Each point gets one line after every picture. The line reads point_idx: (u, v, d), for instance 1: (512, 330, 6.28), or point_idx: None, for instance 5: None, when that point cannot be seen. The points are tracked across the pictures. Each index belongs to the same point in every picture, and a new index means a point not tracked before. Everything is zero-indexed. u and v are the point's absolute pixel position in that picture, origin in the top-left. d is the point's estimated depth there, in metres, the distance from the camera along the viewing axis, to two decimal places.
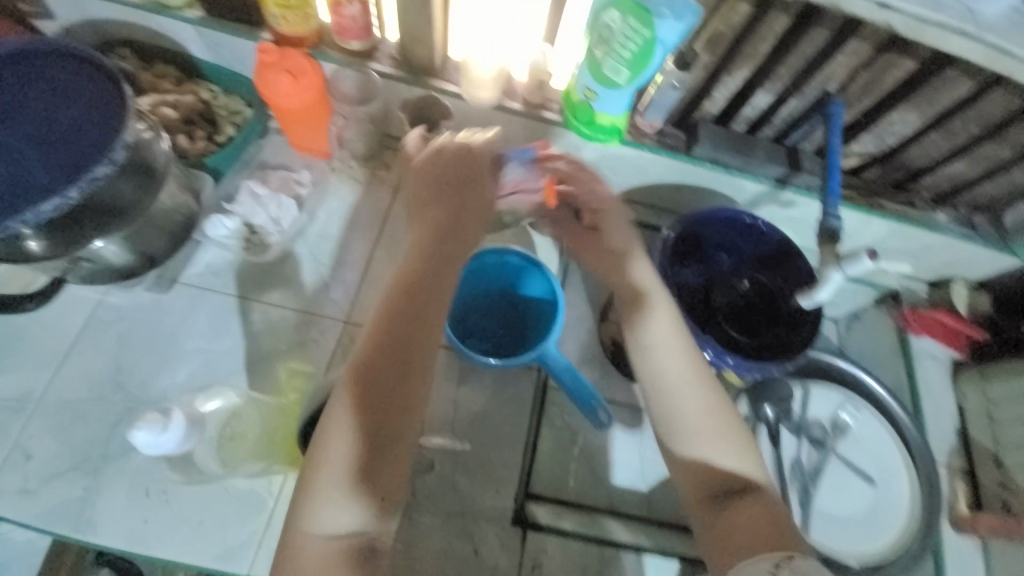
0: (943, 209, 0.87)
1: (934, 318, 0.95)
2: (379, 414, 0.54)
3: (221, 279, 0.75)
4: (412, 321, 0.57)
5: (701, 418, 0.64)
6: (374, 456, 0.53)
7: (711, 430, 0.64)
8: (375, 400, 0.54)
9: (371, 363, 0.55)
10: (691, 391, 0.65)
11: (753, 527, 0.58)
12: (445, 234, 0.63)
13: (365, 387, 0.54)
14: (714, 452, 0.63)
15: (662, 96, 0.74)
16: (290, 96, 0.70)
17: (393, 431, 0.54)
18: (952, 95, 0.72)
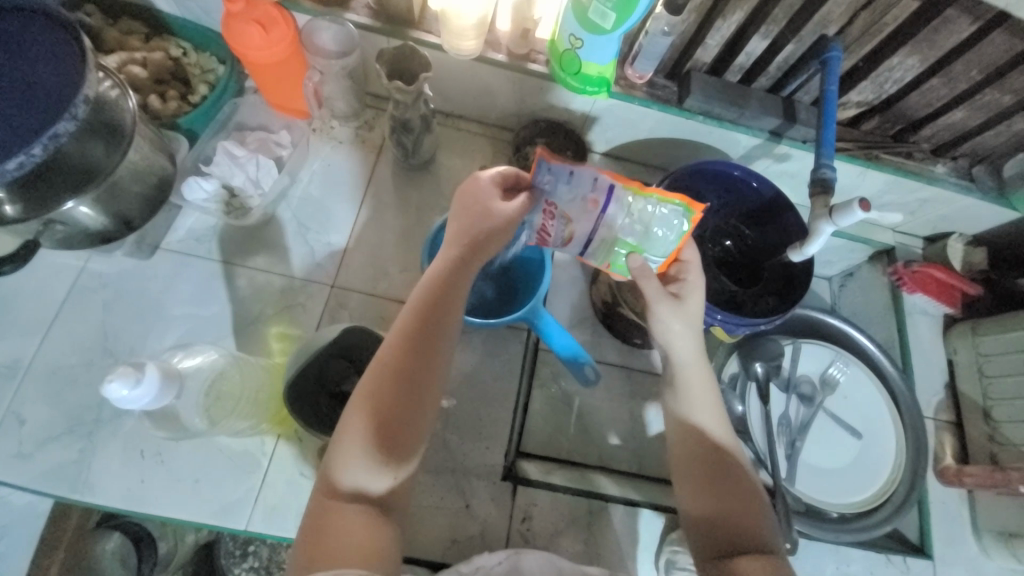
0: (941, 161, 0.85)
1: (927, 275, 0.92)
2: (401, 400, 0.53)
3: (205, 244, 0.74)
4: (429, 343, 0.55)
5: (714, 446, 0.61)
6: (394, 436, 0.52)
7: (719, 470, 0.60)
8: (397, 387, 0.53)
9: (388, 358, 0.54)
10: (706, 418, 0.62)
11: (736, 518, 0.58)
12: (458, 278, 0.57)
13: (383, 374, 0.54)
14: (720, 494, 0.59)
15: (652, 44, 0.71)
16: (261, 49, 0.67)
17: (413, 419, 0.53)
18: (954, 37, 0.68)
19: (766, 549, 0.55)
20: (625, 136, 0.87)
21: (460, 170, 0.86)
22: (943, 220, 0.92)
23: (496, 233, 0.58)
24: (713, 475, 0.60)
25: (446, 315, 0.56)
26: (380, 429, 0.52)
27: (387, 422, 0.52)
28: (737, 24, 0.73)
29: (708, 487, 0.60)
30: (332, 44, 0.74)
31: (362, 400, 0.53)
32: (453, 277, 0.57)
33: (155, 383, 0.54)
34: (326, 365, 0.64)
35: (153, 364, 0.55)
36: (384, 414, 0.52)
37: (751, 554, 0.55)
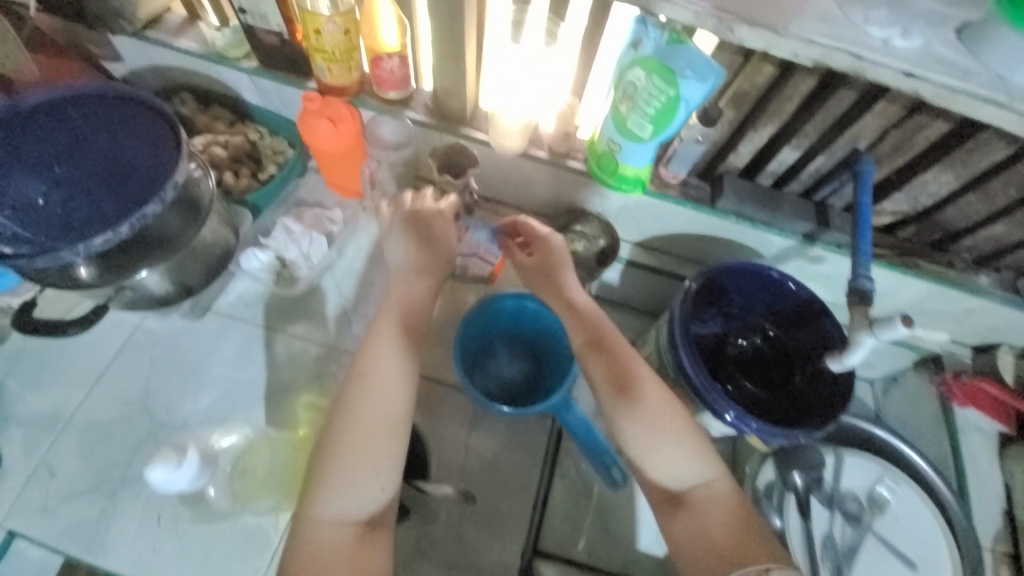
0: (984, 271, 0.84)
1: (979, 388, 0.89)
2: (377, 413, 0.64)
3: (251, 309, 0.78)
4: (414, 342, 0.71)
5: (676, 427, 0.65)
6: (345, 475, 0.61)
7: (683, 449, 0.65)
8: (350, 425, 0.63)
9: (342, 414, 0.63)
10: (661, 406, 0.66)
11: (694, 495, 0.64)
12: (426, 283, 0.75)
13: (340, 413, 0.63)
14: (686, 466, 0.64)
15: (686, 149, 0.76)
16: (330, 139, 0.76)
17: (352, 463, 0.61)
18: (987, 158, 0.70)
19: (732, 507, 0.63)
20: (656, 230, 0.89)
21: None
22: (992, 331, 0.89)
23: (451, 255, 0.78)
24: (678, 453, 0.64)
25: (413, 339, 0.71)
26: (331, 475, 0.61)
27: (340, 464, 0.61)
28: (769, 136, 0.77)
29: (674, 464, 0.65)
30: (389, 135, 0.80)
31: (323, 445, 0.63)
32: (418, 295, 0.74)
33: (191, 470, 0.59)
34: None
35: (194, 449, 0.60)
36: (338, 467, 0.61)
37: (719, 514, 0.62)
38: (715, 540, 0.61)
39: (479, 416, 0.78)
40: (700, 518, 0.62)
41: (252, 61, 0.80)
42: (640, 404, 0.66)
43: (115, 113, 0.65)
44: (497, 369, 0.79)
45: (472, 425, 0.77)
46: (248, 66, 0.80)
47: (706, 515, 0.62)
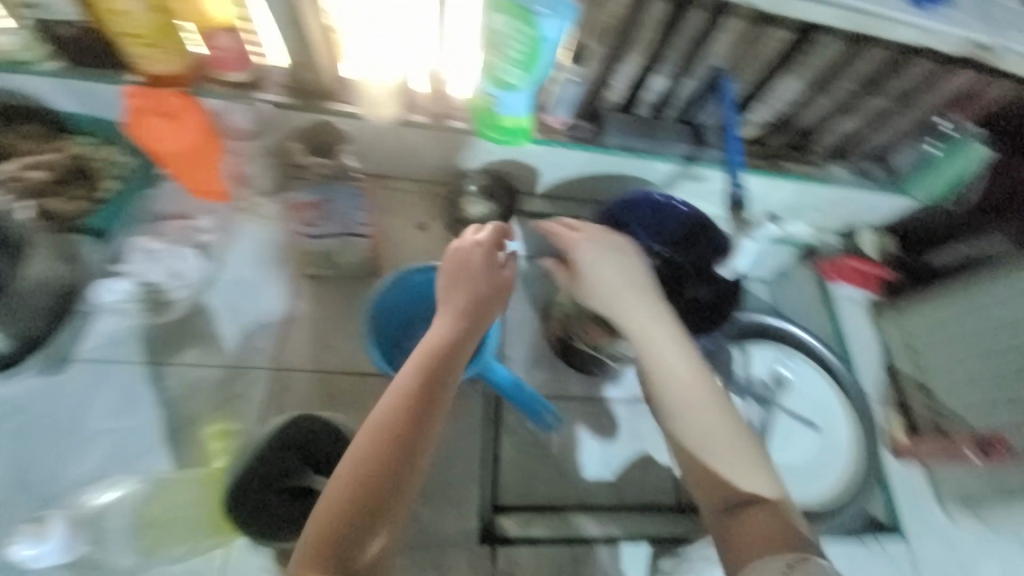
0: (839, 162, 0.94)
1: (846, 264, 1.01)
2: (383, 479, 0.48)
3: (123, 348, 0.69)
4: (434, 392, 0.52)
5: (717, 419, 0.58)
6: (368, 539, 0.47)
7: (733, 445, 0.57)
8: (383, 475, 0.48)
9: (358, 456, 0.49)
10: (706, 390, 0.59)
11: (755, 523, 0.53)
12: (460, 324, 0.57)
13: (351, 476, 0.48)
14: (743, 472, 0.56)
15: (564, 92, 0.77)
16: (170, 139, 0.68)
17: (382, 531, 0.48)
18: (827, 58, 0.76)
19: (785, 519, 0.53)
20: (552, 178, 0.89)
21: (397, 229, 0.86)
22: (853, 215, 1.00)
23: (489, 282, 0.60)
24: (728, 451, 0.57)
25: (450, 371, 0.54)
26: (351, 531, 0.47)
27: (365, 510, 0.47)
28: (638, 67, 0.77)
29: (726, 465, 0.56)
30: (245, 124, 0.72)
31: (341, 493, 0.47)
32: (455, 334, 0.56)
33: (56, 541, 0.58)
34: (268, 462, 0.56)
35: (57, 523, 0.59)
36: (357, 523, 0.47)
37: (767, 526, 0.53)
38: (753, 542, 0.52)
39: None
40: (753, 521, 0.53)
41: (58, 61, 0.69)
42: (672, 383, 0.59)
43: None
44: (419, 342, 0.75)
45: (408, 408, 0.76)
46: (54, 67, 0.68)
47: (755, 523, 0.53)
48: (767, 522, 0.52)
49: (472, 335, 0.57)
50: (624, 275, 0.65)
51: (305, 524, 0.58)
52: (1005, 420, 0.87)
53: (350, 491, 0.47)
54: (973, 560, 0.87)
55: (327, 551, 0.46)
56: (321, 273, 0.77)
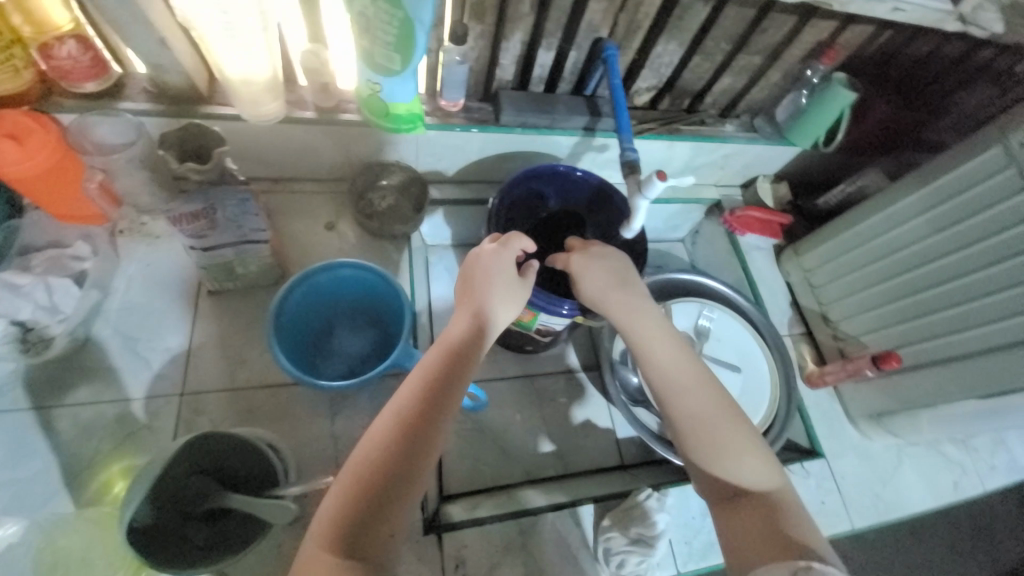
0: (729, 121, 1.00)
1: (749, 216, 1.06)
2: (381, 495, 0.47)
3: (5, 395, 0.63)
4: (434, 412, 0.51)
5: (713, 411, 0.57)
6: (374, 533, 0.46)
7: (732, 439, 0.56)
8: (393, 463, 0.48)
9: (371, 449, 0.49)
10: (700, 385, 0.59)
11: (753, 522, 0.51)
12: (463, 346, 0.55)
13: (356, 486, 0.47)
14: (739, 462, 0.55)
15: (451, 73, 0.75)
16: (18, 162, 0.61)
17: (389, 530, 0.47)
18: (696, 21, 0.81)
19: (785, 521, 0.51)
20: (459, 162, 0.89)
21: (306, 232, 0.85)
22: (748, 169, 1.07)
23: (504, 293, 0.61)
24: (727, 448, 0.55)
25: (462, 371, 0.54)
26: (357, 521, 0.46)
27: (372, 499, 0.47)
28: (523, 43, 0.79)
29: (730, 458, 0.55)
30: (112, 137, 0.67)
31: (350, 480, 0.47)
32: (467, 345, 0.55)
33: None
34: (183, 484, 0.55)
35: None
36: (364, 511, 0.46)
37: (762, 523, 0.51)
38: (752, 542, 0.50)
39: (340, 403, 0.72)
40: (748, 513, 0.52)
41: None
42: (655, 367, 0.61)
43: None
44: (341, 347, 0.77)
45: (333, 412, 0.71)
46: None
47: (749, 517, 0.52)
48: (767, 526, 0.50)
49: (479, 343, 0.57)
50: (609, 277, 0.66)
51: (226, 546, 0.55)
52: (897, 340, 0.91)
53: (358, 481, 0.47)
54: (887, 468, 0.95)
55: (337, 535, 0.46)
56: (223, 287, 0.73)
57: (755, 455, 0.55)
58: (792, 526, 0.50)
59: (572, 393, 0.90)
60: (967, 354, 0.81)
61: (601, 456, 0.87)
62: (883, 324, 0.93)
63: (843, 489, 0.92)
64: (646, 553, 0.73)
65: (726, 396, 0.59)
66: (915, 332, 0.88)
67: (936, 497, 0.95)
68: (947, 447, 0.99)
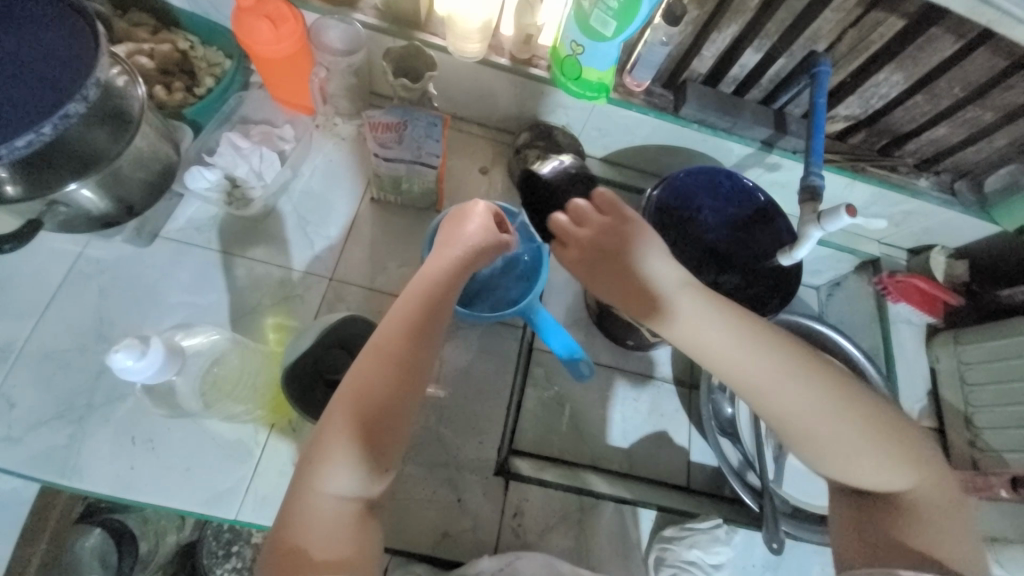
0: (925, 175, 0.89)
1: (911, 284, 0.95)
2: (377, 418, 0.51)
3: (204, 234, 0.75)
4: (418, 354, 0.53)
5: (844, 431, 0.55)
6: (379, 449, 0.51)
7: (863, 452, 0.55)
8: (388, 397, 0.51)
9: (365, 380, 0.51)
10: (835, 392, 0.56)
11: (881, 535, 0.55)
12: (443, 295, 0.56)
13: (358, 404, 0.51)
14: (864, 470, 0.55)
15: (650, 52, 0.74)
16: (269, 43, 0.69)
17: (393, 445, 0.52)
18: (936, 56, 0.72)
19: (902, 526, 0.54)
20: (621, 143, 0.89)
21: (461, 169, 0.90)
22: (926, 233, 0.96)
23: (480, 254, 0.60)
24: (856, 461, 0.55)
25: (448, 303, 0.57)
26: (361, 441, 0.50)
27: (370, 418, 0.51)
28: (732, 37, 0.76)
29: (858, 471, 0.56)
30: (338, 42, 0.75)
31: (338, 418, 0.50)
32: (444, 297, 0.56)
33: (156, 360, 0.56)
34: (321, 355, 0.63)
35: (158, 340, 0.56)
36: (365, 429, 0.50)
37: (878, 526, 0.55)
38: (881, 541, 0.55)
39: None
40: (870, 516, 0.56)
41: None
42: (757, 384, 0.56)
43: (25, 13, 0.59)
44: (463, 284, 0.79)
45: None
46: None
47: (875, 516, 0.56)
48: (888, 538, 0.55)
49: (454, 293, 0.57)
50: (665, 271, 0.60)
51: None
52: None
53: (345, 410, 0.51)
54: None
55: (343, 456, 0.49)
56: (386, 197, 0.81)
57: (889, 472, 0.55)
58: (914, 527, 0.54)
59: (660, 401, 0.88)
60: None
61: (672, 471, 0.85)
62: None
63: None
64: None
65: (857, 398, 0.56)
66: None
67: None
68: None
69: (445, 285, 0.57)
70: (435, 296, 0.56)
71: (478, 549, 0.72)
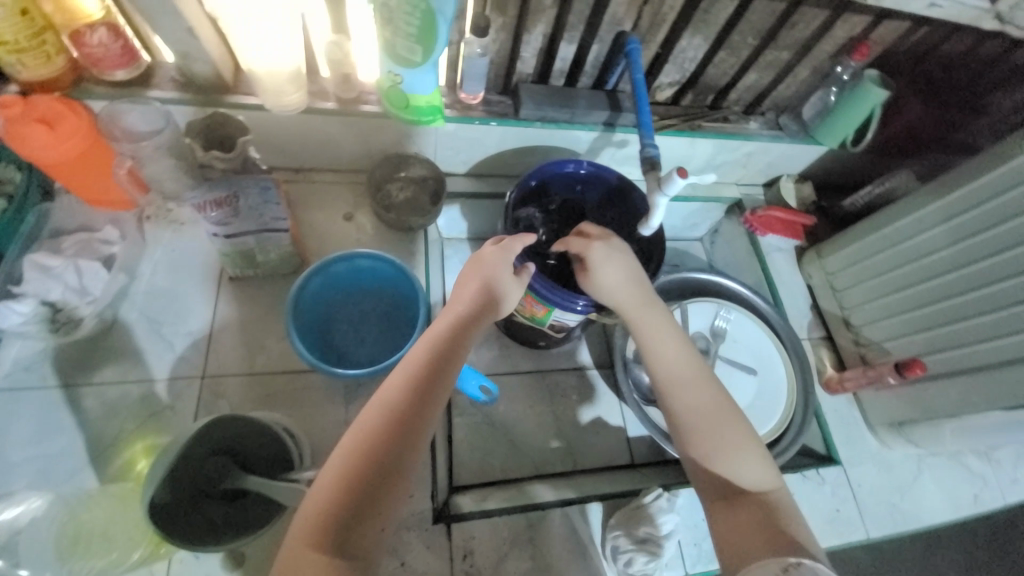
0: (753, 118, 0.97)
1: (771, 216, 1.04)
2: (372, 493, 0.47)
3: (37, 371, 0.66)
4: (415, 416, 0.51)
5: (714, 421, 0.58)
6: (367, 529, 0.46)
7: (737, 441, 0.57)
8: (380, 466, 0.48)
9: (361, 441, 0.48)
10: (712, 405, 0.59)
11: (750, 527, 0.52)
12: (447, 355, 0.55)
13: (349, 475, 0.47)
14: (740, 464, 0.57)
15: (472, 65, 0.75)
16: (49, 147, 0.62)
17: (378, 524, 0.46)
18: (723, 14, 0.79)
19: (782, 520, 0.53)
20: (476, 155, 0.89)
21: (323, 221, 0.86)
22: (772, 166, 1.04)
23: (489, 301, 0.60)
24: (734, 450, 0.57)
25: (455, 357, 0.56)
26: (340, 522, 0.45)
27: (365, 485, 0.47)
28: (544, 36, 0.78)
29: (731, 462, 0.56)
30: (143, 126, 0.67)
31: (329, 490, 0.46)
32: (450, 355, 0.55)
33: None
34: (204, 462, 0.56)
35: None
36: (352, 507, 0.46)
37: (760, 524, 0.52)
38: (748, 538, 0.52)
39: (354, 391, 0.73)
40: (742, 513, 0.54)
41: None
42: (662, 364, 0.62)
43: None
44: (342, 343, 0.76)
45: (348, 400, 0.72)
46: None
47: (747, 512, 0.54)
48: (763, 530, 0.52)
49: (459, 349, 0.56)
50: (623, 273, 0.65)
51: (241, 526, 0.56)
52: (921, 348, 0.89)
53: (339, 477, 0.47)
54: (905, 479, 0.93)
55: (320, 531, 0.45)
56: (244, 273, 0.75)
57: (761, 472, 0.56)
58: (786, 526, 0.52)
59: (583, 390, 0.89)
60: (997, 362, 0.78)
61: (611, 454, 0.86)
62: (907, 331, 0.91)
63: (860, 499, 0.90)
64: (653, 554, 0.72)
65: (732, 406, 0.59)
66: (937, 340, 0.86)
67: (956, 510, 0.92)
68: (969, 459, 0.96)
69: (452, 344, 0.56)
70: (439, 357, 0.54)
71: None
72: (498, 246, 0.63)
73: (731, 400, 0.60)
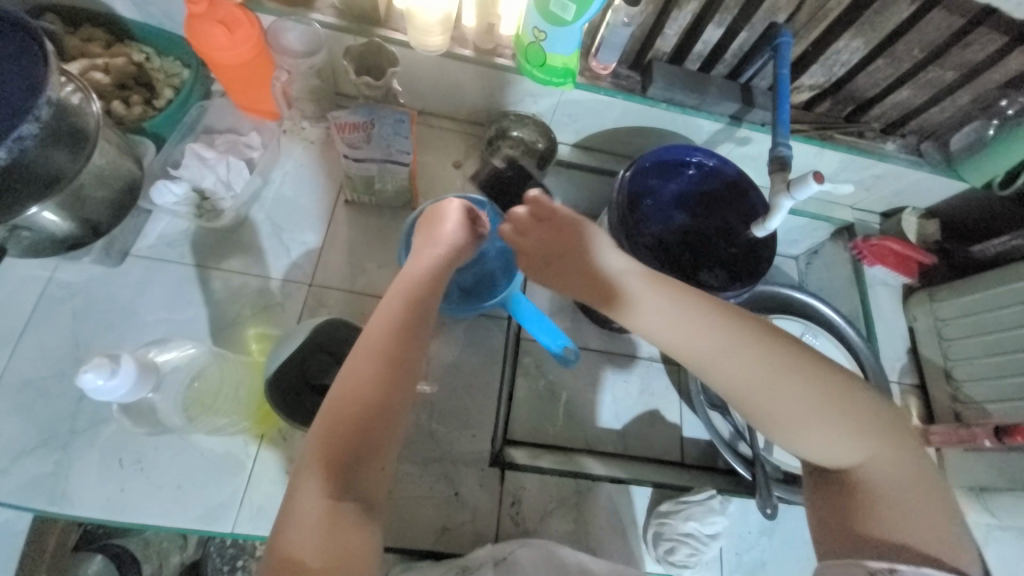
0: (891, 139, 0.90)
1: (885, 247, 0.96)
2: (345, 426, 0.50)
3: (177, 249, 0.74)
4: (400, 356, 0.53)
5: (790, 406, 0.52)
6: (372, 461, 0.50)
7: (815, 423, 0.52)
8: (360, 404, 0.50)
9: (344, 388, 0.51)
10: (776, 388, 0.52)
11: (834, 513, 0.53)
12: (417, 300, 0.56)
13: (327, 415, 0.51)
14: (820, 443, 0.52)
15: (614, 35, 0.74)
16: (225, 49, 0.68)
17: (376, 445, 0.50)
18: (893, 20, 0.73)
19: (871, 501, 0.51)
20: (592, 126, 0.89)
21: (434, 164, 0.89)
22: (897, 196, 0.98)
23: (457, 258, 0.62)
24: (806, 432, 0.52)
25: (430, 302, 0.57)
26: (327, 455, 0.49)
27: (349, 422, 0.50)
28: (692, 16, 0.76)
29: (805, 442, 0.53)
30: (298, 44, 0.74)
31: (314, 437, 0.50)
32: (426, 305, 0.56)
33: (130, 376, 0.55)
34: (307, 360, 0.63)
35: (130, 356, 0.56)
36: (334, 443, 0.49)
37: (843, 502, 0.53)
38: (836, 521, 0.53)
39: None
40: (830, 503, 0.54)
41: None
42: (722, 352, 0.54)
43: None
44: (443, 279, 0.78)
45: None
46: None
47: (833, 496, 0.54)
48: (843, 513, 0.53)
49: (430, 298, 0.57)
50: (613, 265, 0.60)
51: None
52: None
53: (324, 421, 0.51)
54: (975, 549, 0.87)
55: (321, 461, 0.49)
56: (360, 198, 0.80)
57: (845, 450, 0.52)
58: (881, 509, 0.51)
59: (649, 379, 0.89)
60: None
61: (663, 448, 0.85)
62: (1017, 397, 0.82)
63: None
64: (696, 547, 0.74)
65: (812, 377, 0.52)
66: None
67: None
68: None
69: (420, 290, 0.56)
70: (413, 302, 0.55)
71: (478, 538, 0.73)
72: (457, 207, 0.63)
73: (805, 362, 0.52)
